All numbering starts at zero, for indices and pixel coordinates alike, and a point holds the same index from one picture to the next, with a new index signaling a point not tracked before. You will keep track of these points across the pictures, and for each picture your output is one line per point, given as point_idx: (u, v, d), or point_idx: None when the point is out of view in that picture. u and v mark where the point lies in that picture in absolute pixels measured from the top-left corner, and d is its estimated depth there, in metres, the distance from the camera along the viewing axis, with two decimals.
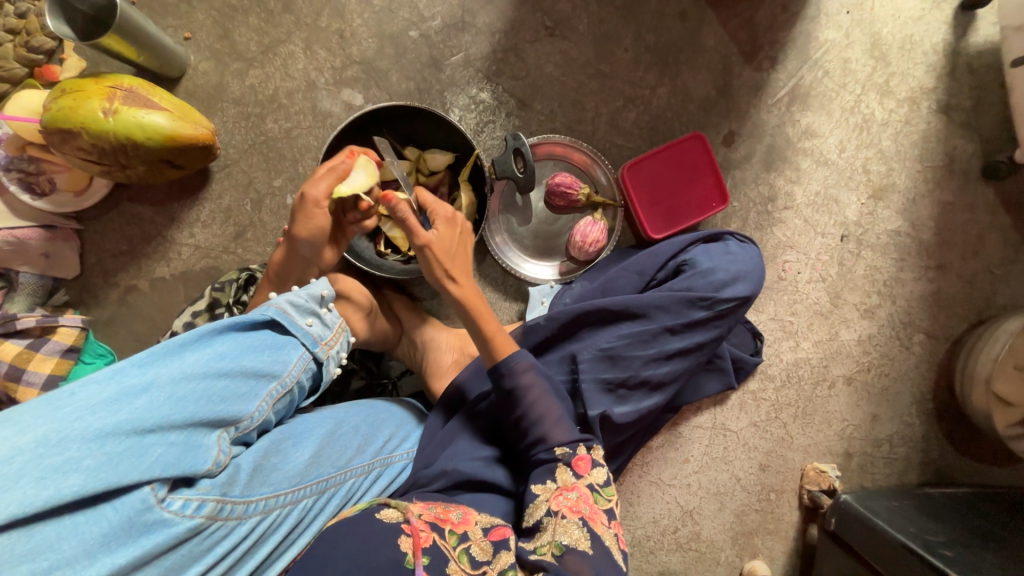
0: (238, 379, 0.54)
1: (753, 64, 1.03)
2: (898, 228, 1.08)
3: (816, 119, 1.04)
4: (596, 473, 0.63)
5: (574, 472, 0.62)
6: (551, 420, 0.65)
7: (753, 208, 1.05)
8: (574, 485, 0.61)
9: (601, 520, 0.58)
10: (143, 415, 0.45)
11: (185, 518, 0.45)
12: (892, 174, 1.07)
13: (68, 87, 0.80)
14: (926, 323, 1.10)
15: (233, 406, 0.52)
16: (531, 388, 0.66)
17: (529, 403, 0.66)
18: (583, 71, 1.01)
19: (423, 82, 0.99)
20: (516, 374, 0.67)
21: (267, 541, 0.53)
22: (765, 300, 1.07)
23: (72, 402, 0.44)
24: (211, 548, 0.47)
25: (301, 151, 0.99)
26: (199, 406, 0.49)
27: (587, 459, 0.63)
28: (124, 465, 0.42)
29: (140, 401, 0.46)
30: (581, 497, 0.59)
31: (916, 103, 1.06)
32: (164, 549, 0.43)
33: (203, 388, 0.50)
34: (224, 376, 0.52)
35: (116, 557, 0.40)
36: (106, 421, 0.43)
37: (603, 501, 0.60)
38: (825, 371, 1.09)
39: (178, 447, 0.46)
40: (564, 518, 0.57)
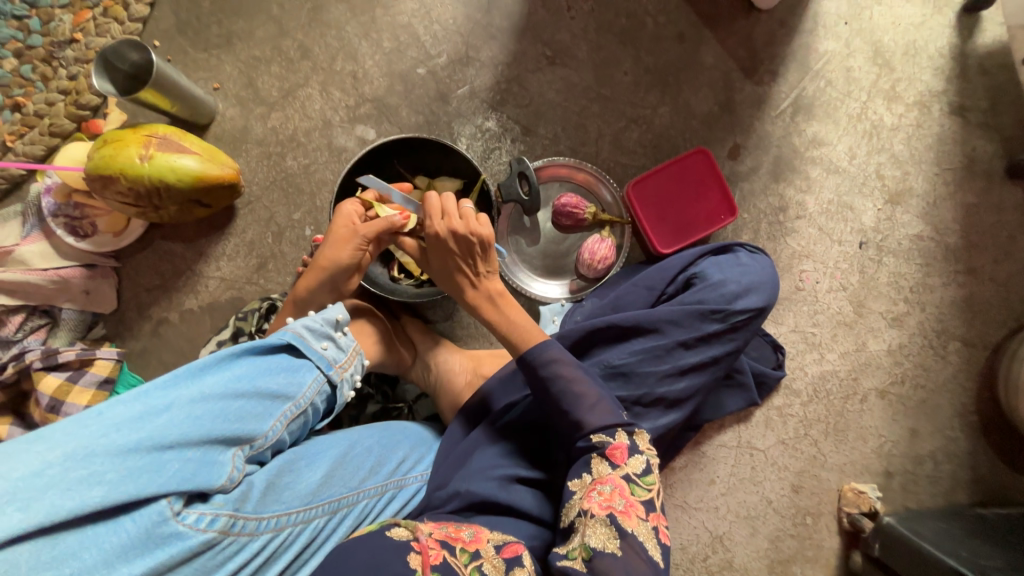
0: (253, 400, 0.56)
1: (754, 79, 1.04)
2: (920, 232, 1.04)
3: (823, 128, 1.04)
4: (634, 460, 0.61)
5: (610, 463, 0.60)
6: (588, 403, 0.65)
7: (764, 219, 1.04)
8: (609, 477, 0.59)
9: (637, 514, 0.57)
10: (163, 432, 0.48)
11: (199, 531, 0.46)
12: (908, 178, 1.04)
13: (109, 138, 0.88)
14: (961, 330, 1.04)
15: (247, 425, 0.54)
16: (561, 378, 0.67)
17: (562, 389, 0.66)
18: (584, 95, 1.04)
19: (431, 116, 1.04)
20: (548, 364, 0.68)
21: (279, 560, 0.53)
22: (784, 312, 1.04)
23: (100, 419, 0.47)
24: (223, 564, 0.48)
25: (318, 185, 1.04)
26: (215, 424, 0.51)
27: (624, 447, 0.62)
28: (143, 479, 0.44)
29: (161, 419, 0.49)
30: (616, 489, 0.58)
31: (927, 107, 1.04)
32: (178, 562, 0.45)
33: (221, 407, 0.52)
34: (241, 396, 0.55)
35: (132, 567, 0.42)
36: (128, 437, 0.46)
37: (641, 491, 0.59)
38: (856, 384, 1.04)
39: (194, 463, 0.48)
40: (593, 518, 0.55)
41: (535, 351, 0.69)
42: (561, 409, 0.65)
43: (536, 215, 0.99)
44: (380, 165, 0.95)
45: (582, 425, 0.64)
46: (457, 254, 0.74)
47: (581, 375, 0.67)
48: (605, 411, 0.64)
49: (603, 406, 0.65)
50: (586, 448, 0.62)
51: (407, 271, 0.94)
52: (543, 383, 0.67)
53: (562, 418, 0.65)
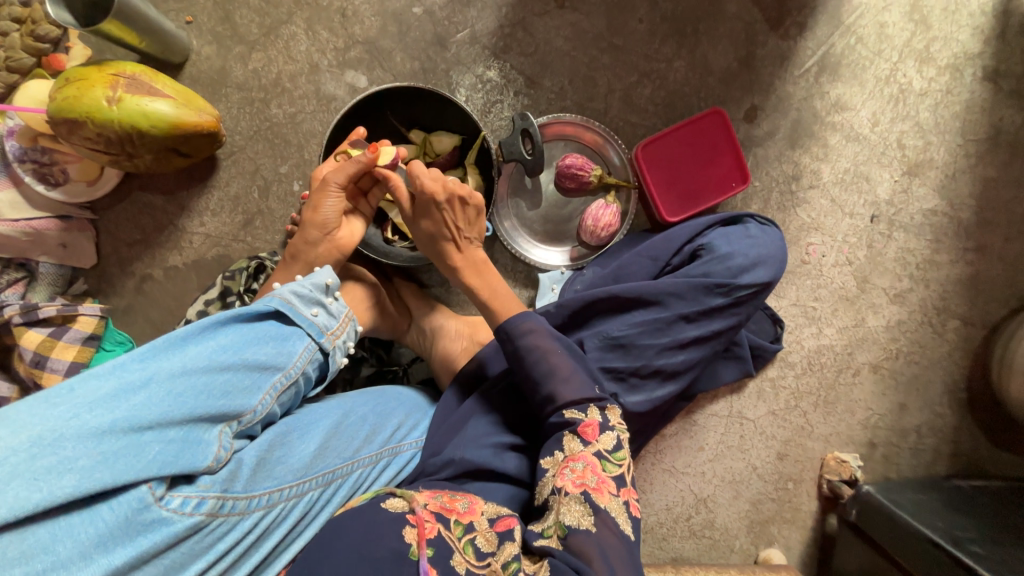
0: (239, 373, 0.54)
1: (779, 32, 0.96)
2: (934, 207, 1.01)
3: (847, 90, 0.97)
4: (605, 437, 0.60)
5: (581, 441, 0.60)
6: (562, 375, 0.64)
7: (776, 188, 0.99)
8: (581, 454, 0.59)
9: (609, 490, 0.56)
10: (141, 413, 0.46)
11: (185, 515, 0.45)
12: (929, 149, 0.99)
13: (72, 77, 0.80)
14: (962, 308, 1.03)
15: (234, 401, 0.52)
16: (537, 349, 0.65)
17: (537, 359, 0.65)
18: (595, 45, 0.96)
19: (428, 63, 0.96)
20: (522, 335, 0.66)
21: (271, 535, 0.53)
22: (787, 285, 1.02)
23: (71, 398, 0.44)
24: (213, 545, 0.48)
25: (306, 136, 0.97)
26: (198, 401, 0.49)
27: (596, 425, 0.61)
28: (120, 464, 0.42)
29: (138, 397, 0.46)
30: (588, 467, 0.57)
31: (960, 71, 0.97)
32: (164, 547, 0.44)
33: (204, 383, 0.50)
34: (225, 369, 0.52)
35: (113, 557, 0.41)
36: (102, 420, 0.44)
37: (611, 467, 0.58)
38: (850, 358, 1.05)
39: (178, 444, 0.47)
40: (567, 496, 0.55)
41: (510, 322, 0.68)
42: (533, 380, 0.65)
43: (538, 177, 0.94)
44: (372, 117, 0.88)
45: (555, 399, 0.63)
46: (449, 216, 0.72)
47: (557, 347, 0.66)
48: (578, 384, 0.64)
49: (577, 379, 0.64)
50: (559, 424, 0.62)
51: (401, 232, 0.89)
52: (516, 354, 0.66)
53: (533, 392, 0.65)
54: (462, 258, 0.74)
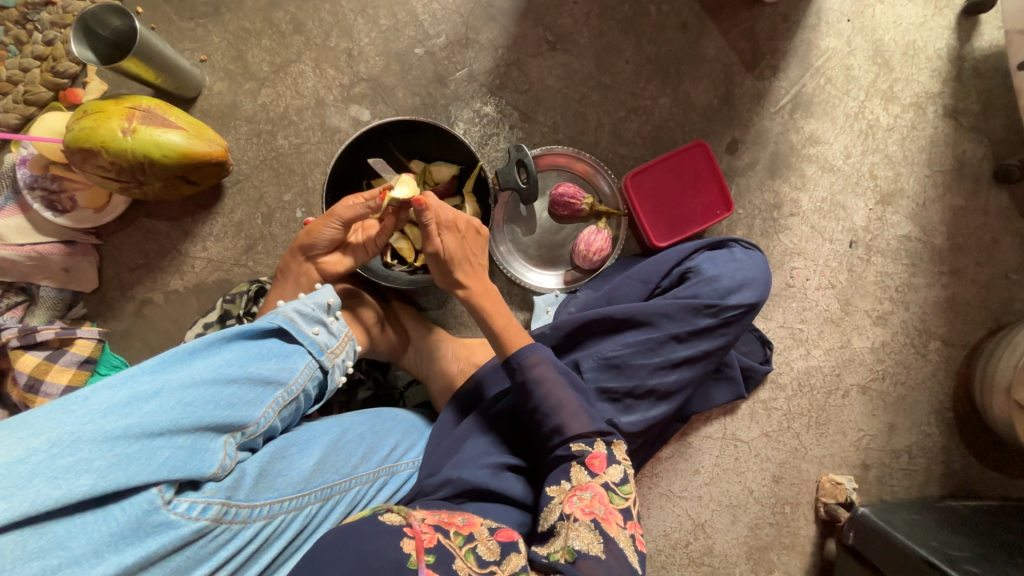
0: (245, 386, 0.56)
1: (755, 73, 1.04)
2: (908, 233, 1.06)
3: (820, 126, 1.04)
4: (612, 470, 0.62)
5: (589, 472, 0.61)
6: (570, 409, 0.66)
7: (759, 215, 1.04)
8: (588, 484, 0.60)
9: (616, 521, 0.57)
10: (153, 419, 0.47)
11: (191, 520, 0.46)
12: (899, 179, 1.05)
13: (89, 109, 0.84)
14: (942, 329, 1.07)
15: (239, 412, 0.54)
16: (544, 381, 0.67)
17: (545, 393, 0.66)
18: (584, 83, 1.03)
19: (427, 98, 1.01)
20: (527, 368, 0.68)
21: (270, 547, 0.54)
22: (774, 308, 1.06)
23: (86, 406, 0.46)
24: (215, 551, 0.49)
25: (310, 165, 1.02)
26: (206, 411, 0.51)
27: (603, 457, 0.63)
28: (133, 467, 0.44)
29: (150, 405, 0.48)
30: (596, 497, 0.59)
31: (923, 108, 1.05)
32: (170, 550, 0.45)
33: (212, 394, 0.52)
34: (232, 382, 0.54)
35: (124, 556, 0.42)
36: (117, 425, 0.45)
37: (619, 500, 0.60)
38: (839, 379, 1.07)
39: (186, 451, 0.48)
40: (577, 522, 0.56)
41: (517, 353, 0.69)
42: (541, 412, 0.66)
43: (532, 204, 0.98)
44: (375, 147, 0.92)
45: (562, 430, 0.65)
46: (466, 242, 0.77)
47: (561, 380, 0.68)
48: (584, 417, 0.65)
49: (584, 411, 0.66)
50: (564, 456, 0.63)
51: (400, 257, 0.92)
52: (525, 386, 0.67)
53: (540, 423, 0.66)
54: (472, 285, 0.77)
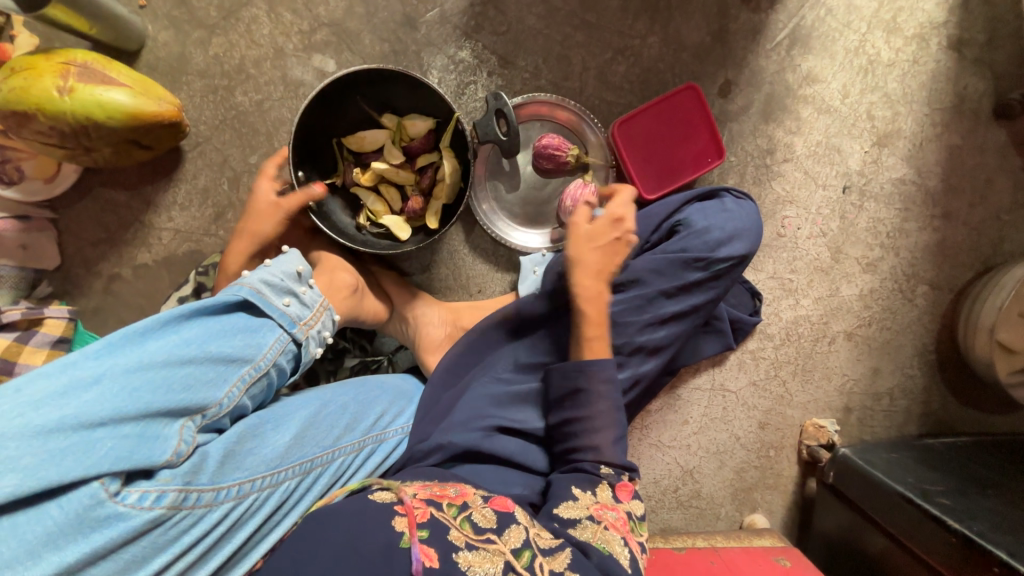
0: (203, 366, 0.54)
1: (750, 4, 0.96)
2: (903, 176, 1.03)
3: (818, 63, 0.98)
4: (635, 503, 0.64)
5: (616, 496, 0.63)
6: (608, 438, 0.66)
7: (751, 162, 1.00)
8: (614, 506, 0.61)
9: (637, 547, 0.59)
10: (91, 410, 0.46)
11: (143, 510, 0.46)
12: (897, 119, 1.01)
13: (16, 65, 0.75)
14: (930, 273, 1.07)
15: (197, 395, 0.52)
16: (599, 399, 0.68)
17: (592, 407, 0.68)
18: (567, 22, 0.94)
19: (396, 44, 0.93)
20: (590, 380, 0.68)
21: (244, 526, 0.53)
22: (763, 259, 1.04)
23: (17, 400, 0.45)
24: (178, 538, 0.48)
25: (275, 124, 0.94)
26: (154, 397, 0.49)
27: (630, 487, 0.65)
28: (68, 461, 0.43)
29: (88, 395, 0.47)
30: (620, 518, 0.60)
31: (926, 40, 0.98)
32: (122, 542, 0.45)
33: (161, 378, 0.50)
34: (187, 363, 0.52)
35: (64, 554, 0.42)
36: (50, 418, 0.44)
37: (639, 530, 0.61)
38: (826, 327, 1.08)
39: (131, 440, 0.47)
40: (608, 531, 0.58)
41: (587, 363, 0.70)
42: (579, 432, 0.68)
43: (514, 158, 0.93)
44: (342, 102, 0.85)
45: (591, 451, 0.66)
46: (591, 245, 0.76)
47: (609, 402, 0.68)
48: (616, 448, 0.66)
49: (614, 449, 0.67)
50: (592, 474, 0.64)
51: (375, 220, 0.88)
52: (576, 393, 0.69)
53: (572, 438, 0.68)
54: (585, 288, 0.74)
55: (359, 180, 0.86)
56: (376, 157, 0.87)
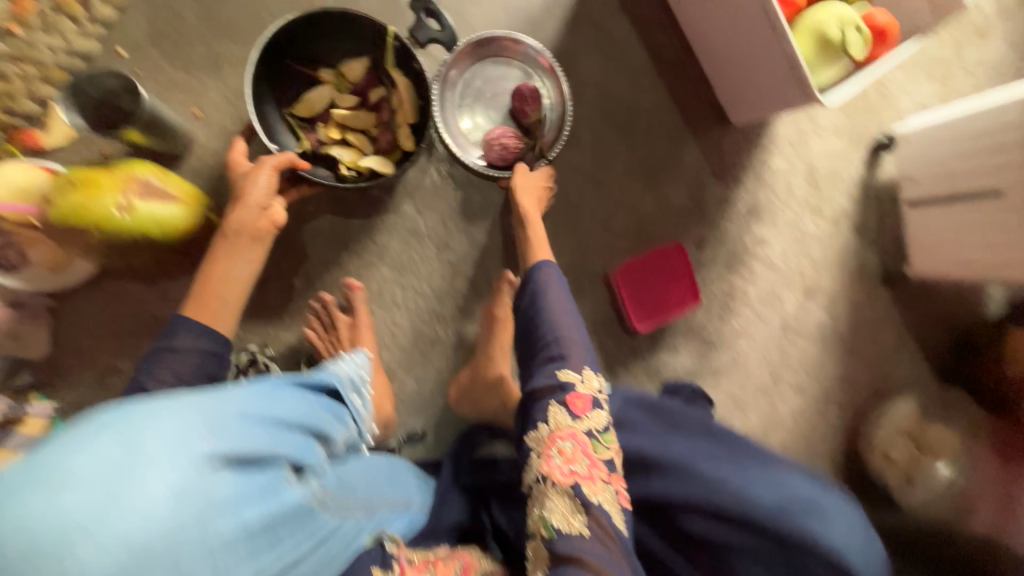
0: (328, 414, 0.62)
1: (722, 182, 1.21)
2: (822, 321, 1.31)
3: (766, 230, 1.25)
4: (597, 414, 0.70)
5: (569, 412, 0.70)
6: (567, 344, 0.76)
7: (716, 302, 1.23)
8: (570, 431, 0.68)
9: (600, 478, 0.65)
10: (284, 413, 0.51)
11: (307, 500, 0.48)
12: (819, 278, 1.30)
13: (75, 179, 0.75)
14: (841, 397, 1.34)
15: (328, 430, 0.60)
16: (549, 301, 0.80)
17: (546, 317, 0.78)
18: (580, 178, 1.13)
19: (436, 180, 1.06)
20: (538, 285, 0.81)
21: (341, 555, 0.54)
22: (722, 380, 1.25)
23: (230, 395, 0.46)
24: (318, 535, 0.49)
25: (312, 236, 1.01)
26: (311, 419, 0.56)
27: (587, 400, 0.71)
28: (280, 445, 0.47)
29: (279, 404, 0.52)
30: (576, 448, 0.67)
31: (839, 222, 1.31)
32: (293, 522, 0.45)
33: (310, 410, 0.58)
34: (319, 408, 0.61)
35: (267, 512, 0.42)
36: (260, 410, 0.48)
37: (602, 449, 0.68)
38: (767, 438, 1.29)
39: (308, 445, 0.52)
40: (556, 487, 0.64)
41: (532, 272, 0.83)
42: (540, 337, 0.77)
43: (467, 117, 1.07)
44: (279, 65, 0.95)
45: (556, 362, 0.74)
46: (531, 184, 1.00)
47: (564, 313, 0.78)
48: (580, 353, 0.75)
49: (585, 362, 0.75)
50: (552, 387, 0.72)
51: (350, 161, 0.95)
52: (528, 305, 0.81)
53: (536, 350, 0.77)
54: (528, 203, 0.96)
55: (327, 138, 0.95)
56: (331, 109, 0.96)
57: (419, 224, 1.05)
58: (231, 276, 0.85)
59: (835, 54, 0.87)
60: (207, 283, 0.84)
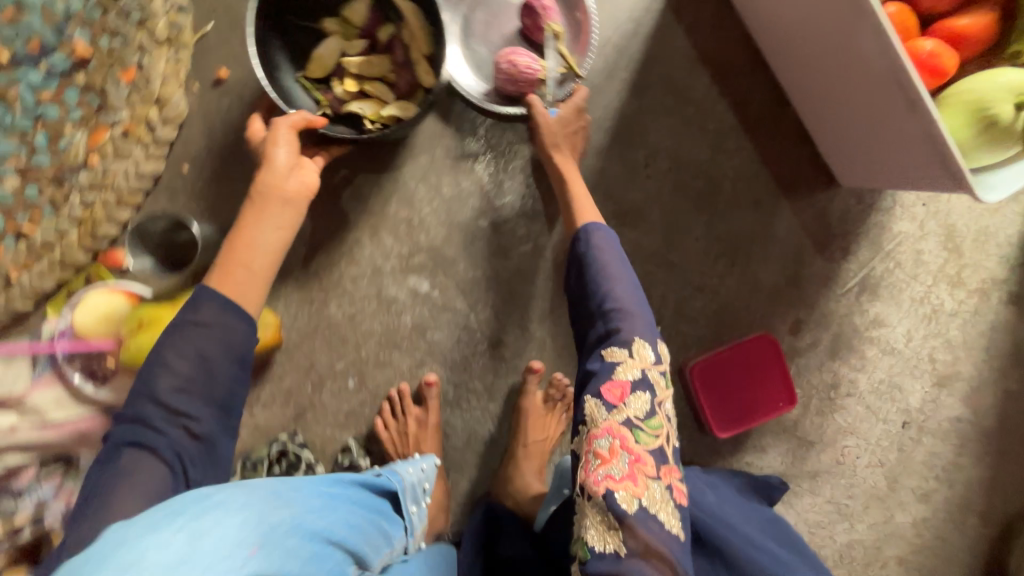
0: (375, 527, 0.62)
1: (825, 255, 1.01)
2: (959, 415, 1.07)
3: (885, 309, 1.03)
4: (638, 399, 0.62)
5: (606, 407, 0.61)
6: (623, 313, 0.67)
7: (815, 395, 1.04)
8: (606, 429, 0.60)
9: (648, 474, 0.59)
10: (335, 527, 0.53)
11: None
12: (957, 363, 1.05)
13: (149, 318, 0.83)
14: (981, 505, 1.09)
15: (368, 547, 0.58)
16: (598, 261, 0.71)
17: (595, 271, 0.70)
18: (651, 261, 0.99)
19: (489, 272, 0.98)
20: (588, 243, 0.73)
21: None
22: (823, 484, 1.07)
23: (287, 500, 0.51)
24: None
25: (364, 335, 0.98)
26: (358, 537, 0.56)
27: (626, 387, 0.62)
28: (317, 564, 0.47)
29: (331, 514, 0.54)
30: (615, 444, 0.59)
31: (987, 294, 1.04)
32: None
33: (360, 522, 0.59)
34: (371, 519, 0.62)
35: None
36: (315, 523, 0.51)
37: (645, 438, 0.60)
38: (878, 550, 1.09)
39: (342, 560, 0.52)
40: (589, 500, 0.59)
41: (581, 228, 0.75)
42: (590, 306, 0.70)
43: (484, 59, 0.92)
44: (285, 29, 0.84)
45: (605, 337, 0.67)
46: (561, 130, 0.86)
47: (619, 272, 0.70)
48: (637, 323, 0.66)
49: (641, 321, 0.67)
50: (597, 366, 0.65)
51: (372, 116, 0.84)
52: (579, 265, 0.72)
53: (587, 314, 0.70)
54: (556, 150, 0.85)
55: (343, 94, 0.84)
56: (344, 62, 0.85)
57: (471, 319, 0.99)
58: (257, 246, 0.68)
59: (1005, 142, 0.64)
60: (229, 259, 0.67)
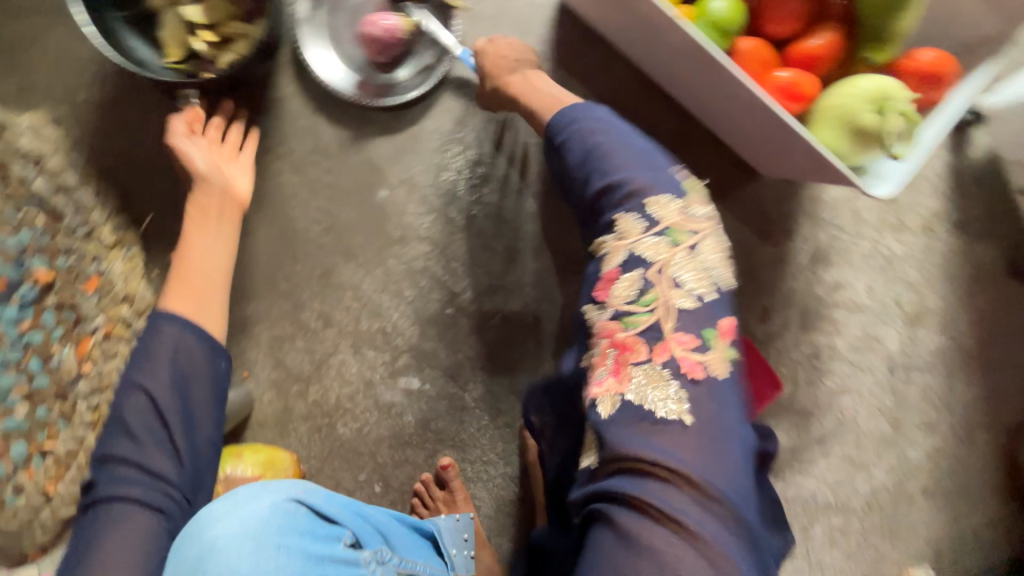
0: (415, 538, 0.81)
1: (771, 242, 1.06)
2: (940, 345, 1.12)
3: (841, 272, 1.08)
4: (626, 282, 0.66)
5: (598, 303, 0.68)
6: (600, 156, 0.72)
7: (801, 368, 1.10)
8: (604, 324, 0.67)
9: (643, 353, 0.63)
10: (371, 512, 0.76)
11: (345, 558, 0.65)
12: (924, 300, 1.10)
13: None
14: (986, 419, 1.14)
15: (403, 545, 0.77)
16: (569, 125, 0.76)
17: (575, 145, 0.75)
18: None
19: (468, 352, 1.04)
20: (556, 125, 0.78)
21: None
22: (832, 444, 1.12)
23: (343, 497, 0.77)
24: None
25: (376, 443, 1.04)
26: (394, 530, 0.78)
27: (615, 273, 0.68)
28: (352, 519, 0.71)
29: (369, 509, 0.78)
30: (608, 341, 0.65)
31: (932, 229, 1.08)
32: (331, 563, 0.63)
33: (399, 526, 0.80)
34: (412, 531, 0.83)
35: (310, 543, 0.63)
36: (355, 506, 0.75)
37: (640, 317, 0.64)
38: (902, 489, 1.14)
39: (372, 532, 0.72)
40: (600, 392, 0.63)
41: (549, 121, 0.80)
42: (568, 167, 0.75)
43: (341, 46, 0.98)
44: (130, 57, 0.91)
45: (589, 179, 0.72)
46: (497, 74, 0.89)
47: (601, 132, 0.74)
48: (623, 170, 0.71)
49: (659, 179, 0.70)
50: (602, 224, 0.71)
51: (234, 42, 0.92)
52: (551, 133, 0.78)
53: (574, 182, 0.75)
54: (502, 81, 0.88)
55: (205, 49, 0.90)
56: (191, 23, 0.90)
57: (466, 398, 1.04)
58: (210, 254, 0.84)
59: (874, 150, 0.71)
60: (181, 267, 0.82)
